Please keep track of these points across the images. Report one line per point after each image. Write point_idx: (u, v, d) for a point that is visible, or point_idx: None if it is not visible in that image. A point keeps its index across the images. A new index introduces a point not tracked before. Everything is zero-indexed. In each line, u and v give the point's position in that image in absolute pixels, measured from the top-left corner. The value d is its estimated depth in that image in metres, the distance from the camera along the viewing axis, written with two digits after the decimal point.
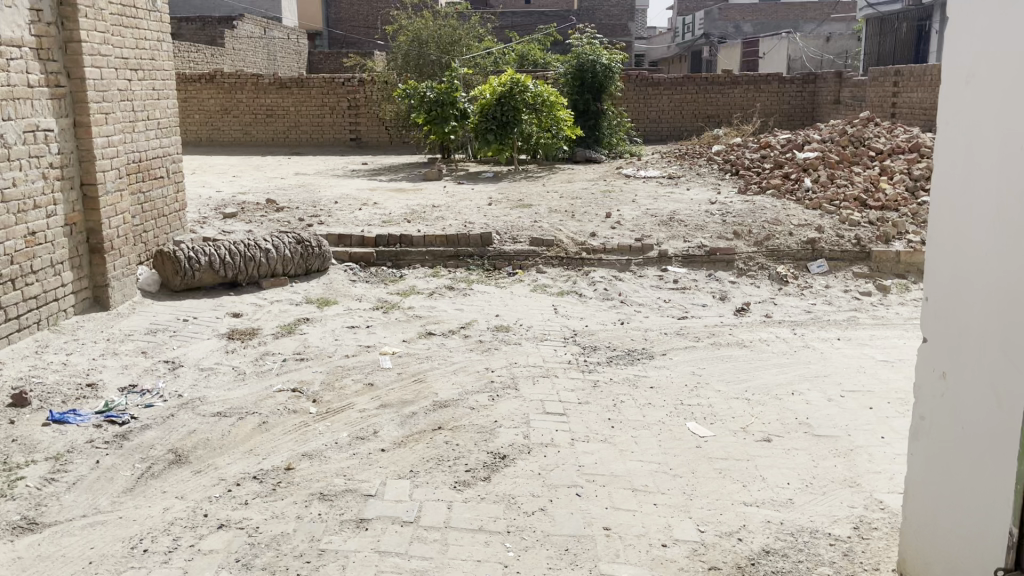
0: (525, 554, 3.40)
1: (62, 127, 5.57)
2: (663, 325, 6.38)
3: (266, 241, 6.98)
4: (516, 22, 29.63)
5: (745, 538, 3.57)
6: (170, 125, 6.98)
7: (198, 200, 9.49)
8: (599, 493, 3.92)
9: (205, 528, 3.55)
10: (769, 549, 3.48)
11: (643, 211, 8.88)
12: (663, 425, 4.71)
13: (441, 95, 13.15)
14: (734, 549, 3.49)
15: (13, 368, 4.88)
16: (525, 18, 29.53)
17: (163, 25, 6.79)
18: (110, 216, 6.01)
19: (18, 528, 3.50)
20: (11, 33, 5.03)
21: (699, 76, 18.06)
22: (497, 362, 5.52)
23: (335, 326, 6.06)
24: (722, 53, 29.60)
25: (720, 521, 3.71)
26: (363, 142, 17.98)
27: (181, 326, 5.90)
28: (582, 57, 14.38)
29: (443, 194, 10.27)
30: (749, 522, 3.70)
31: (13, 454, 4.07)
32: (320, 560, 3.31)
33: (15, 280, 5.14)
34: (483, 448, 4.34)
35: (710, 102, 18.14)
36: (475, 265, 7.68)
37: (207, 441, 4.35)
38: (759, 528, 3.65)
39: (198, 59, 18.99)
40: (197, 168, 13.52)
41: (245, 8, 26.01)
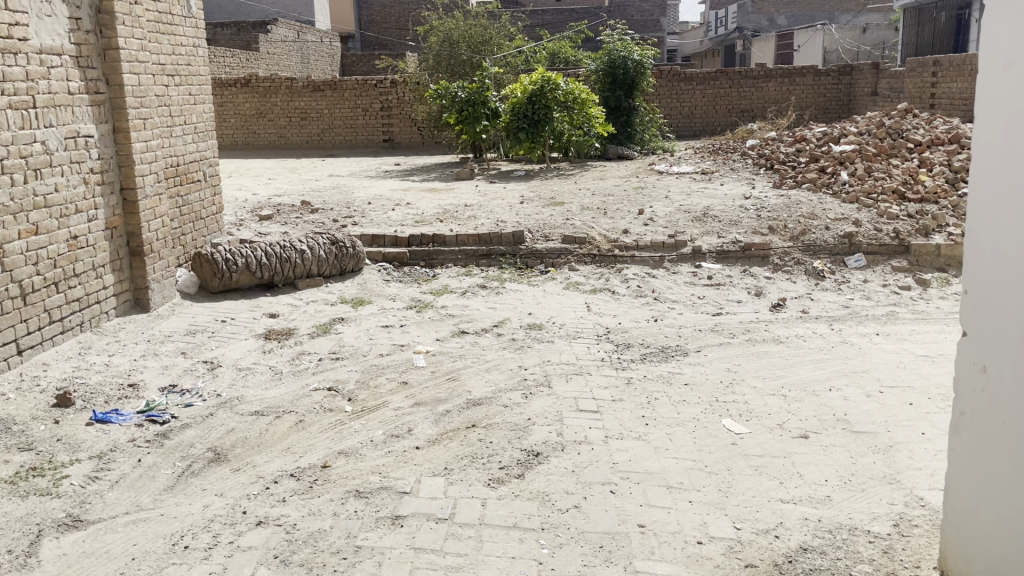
0: (560, 551, 3.42)
1: (102, 133, 5.68)
2: (697, 322, 6.34)
3: (301, 242, 7.06)
4: (546, 20, 29.59)
5: (782, 536, 3.55)
6: (206, 129, 7.09)
7: (234, 203, 9.63)
8: (633, 491, 3.92)
9: (244, 525, 3.62)
10: (806, 546, 3.46)
11: (677, 207, 8.83)
12: (697, 422, 4.70)
13: (471, 95, 13.15)
14: (771, 546, 3.47)
15: (57, 369, 5.00)
16: (557, 16, 29.51)
17: (198, 31, 6.90)
18: (149, 219, 6.12)
19: (63, 525, 3.59)
20: (51, 42, 5.15)
21: (732, 71, 17.87)
22: (530, 360, 5.54)
23: (369, 325, 6.12)
24: (757, 46, 29.28)
25: (756, 518, 3.69)
26: (396, 142, 18.11)
27: (219, 326, 6.00)
28: (613, 54, 14.30)
29: (475, 193, 10.28)
30: (786, 519, 3.68)
31: (58, 453, 4.17)
32: (357, 557, 3.36)
33: (58, 283, 5.27)
34: (516, 446, 4.36)
35: (743, 97, 17.94)
36: (507, 264, 7.69)
37: (245, 439, 4.43)
38: (796, 525, 3.63)
39: (233, 65, 19.23)
40: (233, 171, 13.71)
41: (279, 12, 26.29)
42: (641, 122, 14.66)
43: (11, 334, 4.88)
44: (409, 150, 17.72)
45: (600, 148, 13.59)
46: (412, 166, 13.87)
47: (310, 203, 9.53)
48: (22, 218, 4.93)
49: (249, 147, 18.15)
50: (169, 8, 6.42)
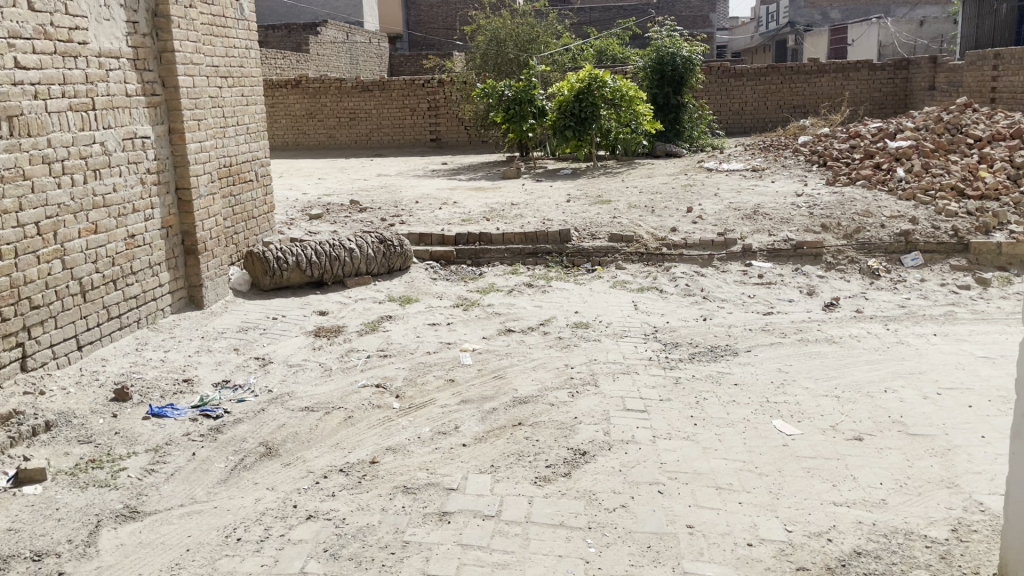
0: (607, 550, 3.41)
1: (159, 134, 5.84)
2: (747, 321, 6.26)
3: (350, 241, 7.15)
4: (594, 18, 29.53)
5: (835, 539, 3.50)
6: (259, 129, 7.23)
7: (284, 202, 9.81)
8: (681, 491, 3.89)
9: (295, 518, 3.69)
10: (861, 550, 3.40)
11: (726, 205, 8.74)
12: (747, 423, 4.64)
13: (518, 93, 13.16)
14: (823, 549, 3.42)
15: (115, 364, 5.14)
16: (604, 14, 29.47)
17: (250, 33, 7.04)
18: (203, 218, 6.26)
19: (121, 516, 3.69)
20: (110, 45, 5.30)
21: (784, 67, 17.58)
22: (576, 359, 5.53)
23: (417, 323, 6.17)
24: (810, 41, 28.79)
25: (809, 520, 3.64)
26: (443, 142, 18.26)
27: (270, 324, 6.11)
28: (662, 50, 14.18)
29: (521, 191, 10.30)
30: (839, 523, 3.62)
31: (115, 446, 4.29)
32: (405, 552, 3.40)
33: (117, 281, 5.43)
34: (563, 444, 4.36)
35: (796, 93, 17.64)
36: (554, 262, 7.68)
37: (296, 434, 4.51)
38: (850, 529, 3.57)
39: (285, 66, 19.53)
40: (283, 171, 13.91)
41: (329, 14, 26.67)
42: (690, 119, 14.51)
43: (71, 329, 5.04)
44: (457, 149, 17.84)
45: (648, 145, 13.50)
46: (459, 165, 13.93)
47: (358, 202, 9.65)
48: (81, 217, 5.08)
49: (300, 148, 18.35)
50: (222, 10, 6.56)
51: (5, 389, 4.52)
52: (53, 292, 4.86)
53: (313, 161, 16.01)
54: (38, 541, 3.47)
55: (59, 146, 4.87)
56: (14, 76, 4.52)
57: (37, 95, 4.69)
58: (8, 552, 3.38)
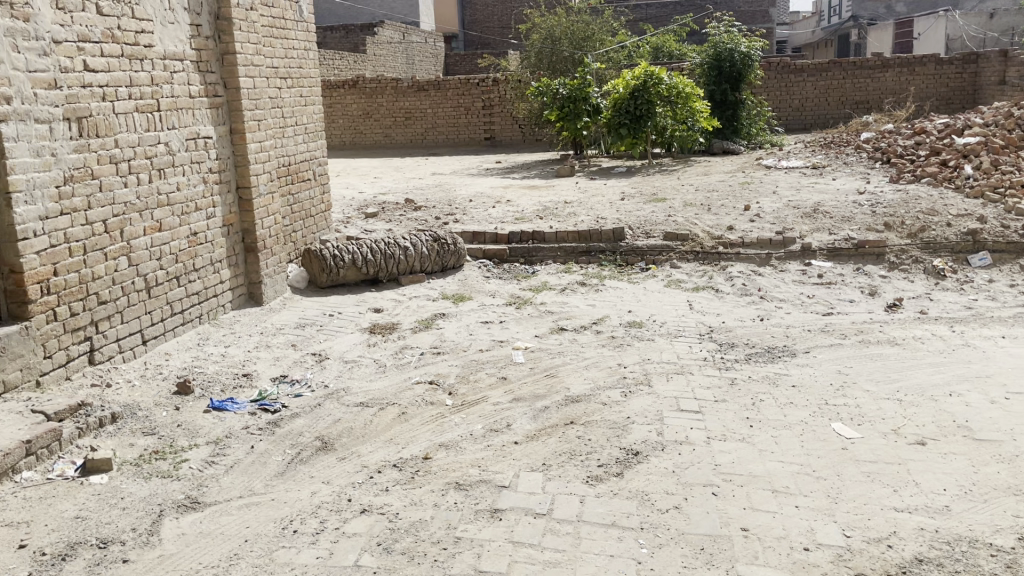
0: (659, 551, 3.40)
1: (220, 134, 5.98)
2: (806, 321, 6.15)
3: (405, 239, 7.23)
4: (650, 15, 29.30)
5: (896, 545, 3.42)
6: (317, 129, 7.35)
7: (341, 201, 9.94)
8: (736, 493, 3.85)
9: (349, 512, 3.75)
10: (922, 557, 3.33)
11: (785, 203, 8.58)
12: (805, 426, 4.56)
13: (573, 91, 13.12)
14: (883, 556, 3.35)
15: (178, 359, 5.29)
16: (660, 10, 29.26)
17: (309, 35, 7.16)
18: (263, 216, 6.39)
19: (183, 506, 3.80)
20: (174, 48, 5.45)
21: (845, 61, 17.15)
22: (629, 358, 5.50)
23: (470, 321, 6.21)
24: (875, 35, 28.10)
25: (869, 526, 3.56)
26: (497, 141, 18.33)
27: (327, 320, 6.22)
28: (719, 46, 14.01)
29: (574, 190, 10.27)
30: (900, 529, 3.54)
31: (178, 438, 4.42)
32: (457, 548, 3.43)
33: (180, 277, 5.58)
34: (616, 444, 4.35)
35: (858, 88, 17.23)
36: (607, 261, 7.65)
37: (351, 429, 4.59)
38: (911, 535, 3.49)
39: (342, 67, 19.76)
40: (340, 170, 14.07)
41: (386, 15, 26.94)
42: (748, 116, 14.29)
43: (136, 324, 5.20)
44: (512, 148, 17.88)
45: (705, 142, 13.33)
46: (513, 164, 13.95)
47: (412, 201, 9.74)
48: (146, 215, 5.24)
49: (356, 147, 18.57)
50: (282, 13, 6.69)
51: (74, 381, 4.69)
52: (119, 288, 5.02)
53: (370, 160, 16.16)
54: (103, 529, 3.58)
55: (126, 146, 5.03)
56: (83, 78, 4.68)
57: (105, 97, 4.85)
58: (75, 538, 3.50)
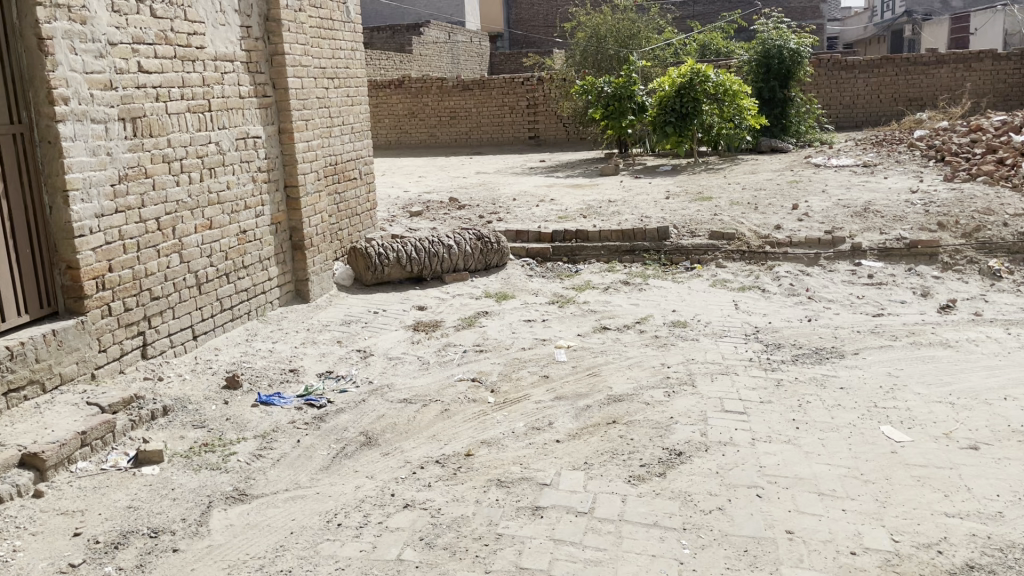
0: (702, 552, 3.38)
1: (269, 134, 6.09)
2: (856, 322, 6.05)
3: (449, 238, 7.28)
4: (697, 12, 29.03)
5: (946, 551, 3.36)
6: (363, 129, 7.43)
7: (385, 200, 10.04)
8: (781, 496, 3.81)
9: (392, 507, 3.80)
10: (973, 564, 3.27)
11: (834, 202, 8.44)
12: (853, 428, 4.49)
13: (618, 89, 13.04)
14: (932, 561, 3.29)
15: (228, 353, 5.41)
16: (708, 6, 28.96)
17: (356, 35, 7.25)
18: (310, 215, 6.50)
19: (231, 498, 3.89)
20: (225, 49, 5.57)
21: (898, 58, 16.79)
22: (673, 358, 5.47)
23: (513, 319, 6.24)
24: (931, 29, 27.47)
25: (918, 531, 3.50)
26: (542, 140, 18.26)
27: (371, 317, 6.29)
28: (768, 43, 13.83)
29: (618, 188, 10.23)
30: (951, 535, 3.47)
31: (227, 431, 4.52)
32: (498, 544, 3.46)
33: (229, 274, 5.71)
34: (659, 444, 4.33)
35: (912, 85, 16.84)
36: (652, 260, 7.60)
37: (395, 425, 4.65)
38: (962, 541, 3.42)
39: (388, 67, 19.92)
40: (385, 169, 14.18)
41: (432, 15, 27.08)
42: (797, 113, 14.07)
43: (187, 320, 5.33)
44: (557, 146, 17.85)
45: (752, 140, 13.15)
46: (557, 163, 13.91)
47: (456, 199, 9.80)
48: (198, 213, 5.36)
49: (401, 146, 18.77)
50: (330, 13, 6.79)
51: (127, 375, 4.83)
52: (171, 284, 5.16)
53: (415, 159, 16.22)
54: (155, 519, 3.68)
55: (179, 145, 5.16)
56: (138, 79, 4.81)
57: (158, 97, 4.97)
58: (128, 527, 3.60)
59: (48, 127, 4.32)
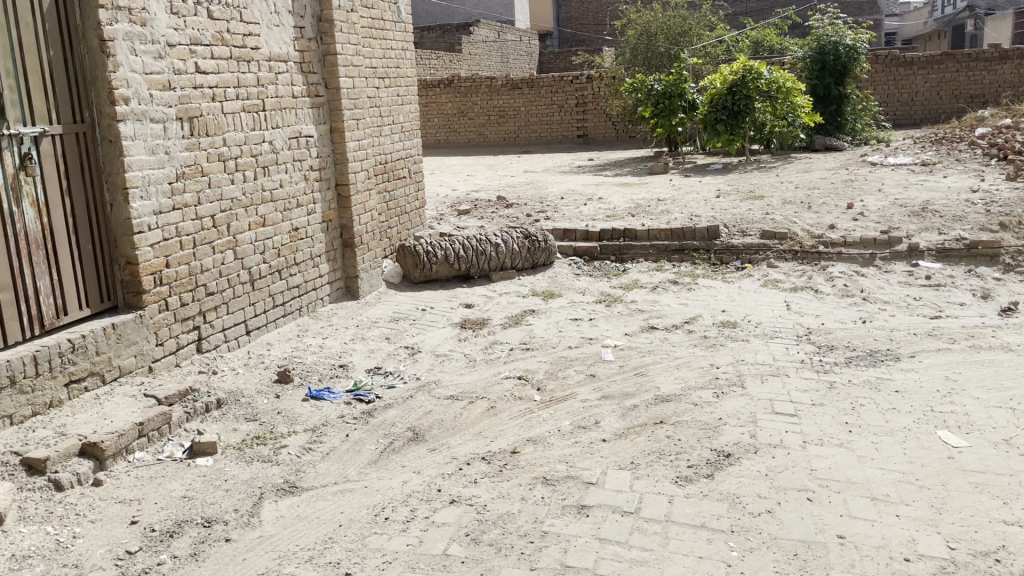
0: (750, 555, 3.35)
1: (321, 133, 6.18)
2: (912, 325, 5.91)
3: (496, 236, 7.32)
4: (750, 8, 28.65)
5: (1004, 560, 3.27)
6: (413, 128, 7.50)
7: (434, 199, 10.12)
8: (832, 500, 3.75)
9: (439, 502, 3.84)
10: None
11: (891, 202, 8.25)
12: (909, 433, 4.39)
13: (668, 87, 12.94)
14: (990, 570, 3.21)
15: (280, 348, 5.52)
16: (761, 2, 28.55)
17: (407, 35, 7.31)
18: (360, 213, 6.58)
19: (282, 490, 3.97)
20: (279, 50, 5.67)
21: (960, 53, 16.34)
22: (723, 359, 5.42)
23: (560, 318, 6.24)
24: (995, 23, 26.69)
25: (975, 539, 3.41)
26: (590, 138, 18.22)
27: (420, 314, 6.36)
28: (823, 39, 13.58)
29: (668, 187, 10.15)
30: (1009, 543, 3.38)
31: (278, 424, 4.61)
32: (543, 542, 3.47)
33: (281, 271, 5.82)
34: (707, 445, 4.30)
35: (973, 81, 16.39)
36: (701, 259, 7.53)
37: (442, 421, 4.69)
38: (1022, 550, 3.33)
39: (438, 66, 20.05)
40: (435, 168, 14.26)
41: (482, 14, 27.19)
42: (854, 111, 13.74)
43: (241, 315, 5.45)
44: (607, 144, 17.77)
45: (806, 138, 12.93)
46: (606, 162, 13.86)
47: (504, 198, 9.83)
48: (251, 211, 5.48)
49: (450, 145, 18.87)
50: (381, 14, 6.86)
51: (183, 368, 4.96)
52: (226, 280, 5.28)
53: (464, 158, 16.28)
54: (209, 509, 3.78)
55: (234, 144, 5.27)
56: (195, 80, 4.93)
57: (215, 97, 5.09)
58: (182, 517, 3.70)
59: (109, 126, 4.46)
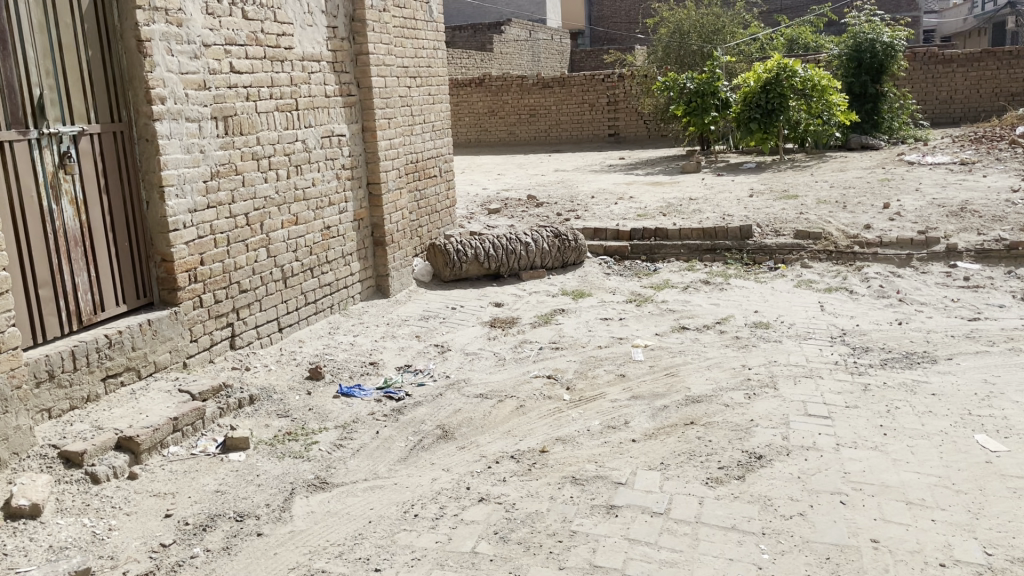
0: (781, 558, 3.32)
1: (353, 132, 6.23)
2: (949, 327, 5.80)
3: (527, 235, 7.32)
4: (786, 6, 28.36)
5: None
6: (444, 127, 7.52)
7: (465, 197, 10.15)
8: (866, 503, 3.70)
9: (467, 500, 3.86)
10: None
11: (928, 202, 8.12)
12: (945, 437, 4.31)
13: (701, 85, 12.85)
14: None
15: (311, 346, 5.57)
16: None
17: (438, 35, 7.34)
18: (391, 212, 6.62)
19: (313, 486, 4.01)
20: (312, 50, 5.72)
21: (1001, 51, 16.03)
22: (755, 360, 5.37)
23: (590, 317, 6.22)
24: None
25: (1013, 545, 3.35)
26: (621, 137, 18.14)
27: (450, 313, 6.38)
28: (859, 37, 13.39)
29: (700, 186, 10.08)
30: None
31: (309, 421, 4.66)
32: (572, 541, 3.47)
33: (313, 269, 5.87)
34: (738, 447, 4.26)
35: (1015, 79, 16.06)
36: (734, 259, 7.46)
37: (471, 419, 4.71)
38: None
39: (470, 65, 20.09)
40: (465, 167, 14.28)
41: (514, 13, 27.20)
42: (890, 109, 13.52)
43: (273, 312, 5.51)
44: (638, 143, 17.68)
45: (841, 137, 12.77)
46: (637, 161, 13.79)
47: (534, 197, 9.82)
48: (284, 209, 5.53)
49: (481, 144, 18.90)
50: (413, 13, 6.90)
51: (217, 364, 5.03)
52: (259, 277, 5.34)
53: (494, 158, 16.29)
54: (241, 503, 3.83)
55: (267, 143, 5.33)
56: (230, 79, 4.99)
57: (249, 97, 5.15)
58: (215, 510, 3.75)
59: (146, 126, 4.54)
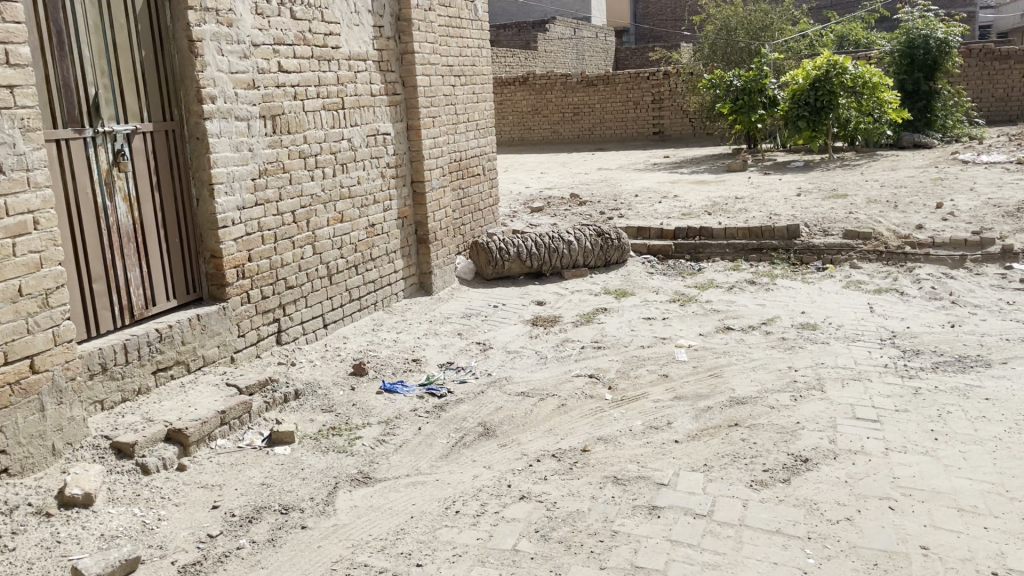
0: (827, 563, 3.26)
1: (398, 130, 6.29)
2: (1004, 330, 5.64)
3: (569, 234, 7.32)
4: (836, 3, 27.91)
5: None
6: (487, 125, 7.55)
7: (508, 196, 10.16)
8: (916, 509, 3.62)
9: (509, 497, 3.87)
10: None
11: (983, 202, 7.92)
12: (999, 443, 4.20)
13: (748, 83, 12.69)
14: None
15: (356, 342, 5.63)
16: None
17: (483, 33, 7.37)
18: (435, 210, 6.67)
19: (356, 480, 4.06)
20: (358, 49, 5.79)
21: None
22: (801, 361, 5.29)
23: (633, 316, 6.19)
24: None
25: None
26: (666, 135, 18.01)
27: (492, 311, 6.39)
28: (912, 33, 13.09)
29: (746, 185, 9.96)
30: None
31: (353, 416, 4.71)
32: (614, 541, 3.46)
33: (357, 266, 5.93)
34: (782, 449, 4.21)
35: None
36: (780, 258, 7.35)
37: (512, 417, 4.72)
38: None
39: (514, 64, 20.11)
40: (508, 166, 14.29)
41: (559, 11, 27.15)
42: (944, 107, 13.21)
43: (318, 309, 5.59)
44: (683, 141, 17.53)
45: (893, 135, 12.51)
46: (682, 159, 13.66)
47: (576, 195, 9.80)
48: (330, 207, 5.60)
49: (525, 143, 18.90)
50: (458, 12, 6.93)
51: (263, 359, 5.11)
52: (305, 274, 5.42)
53: (538, 156, 16.28)
54: (286, 496, 3.89)
55: (314, 142, 5.40)
56: (278, 79, 5.07)
57: (296, 96, 5.23)
58: (261, 503, 3.82)
59: (196, 124, 4.63)
